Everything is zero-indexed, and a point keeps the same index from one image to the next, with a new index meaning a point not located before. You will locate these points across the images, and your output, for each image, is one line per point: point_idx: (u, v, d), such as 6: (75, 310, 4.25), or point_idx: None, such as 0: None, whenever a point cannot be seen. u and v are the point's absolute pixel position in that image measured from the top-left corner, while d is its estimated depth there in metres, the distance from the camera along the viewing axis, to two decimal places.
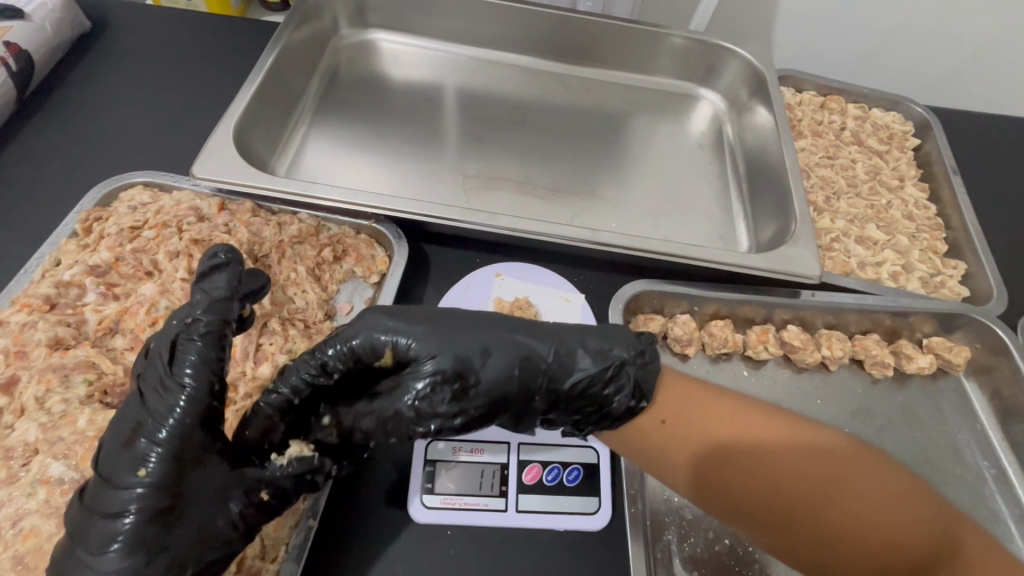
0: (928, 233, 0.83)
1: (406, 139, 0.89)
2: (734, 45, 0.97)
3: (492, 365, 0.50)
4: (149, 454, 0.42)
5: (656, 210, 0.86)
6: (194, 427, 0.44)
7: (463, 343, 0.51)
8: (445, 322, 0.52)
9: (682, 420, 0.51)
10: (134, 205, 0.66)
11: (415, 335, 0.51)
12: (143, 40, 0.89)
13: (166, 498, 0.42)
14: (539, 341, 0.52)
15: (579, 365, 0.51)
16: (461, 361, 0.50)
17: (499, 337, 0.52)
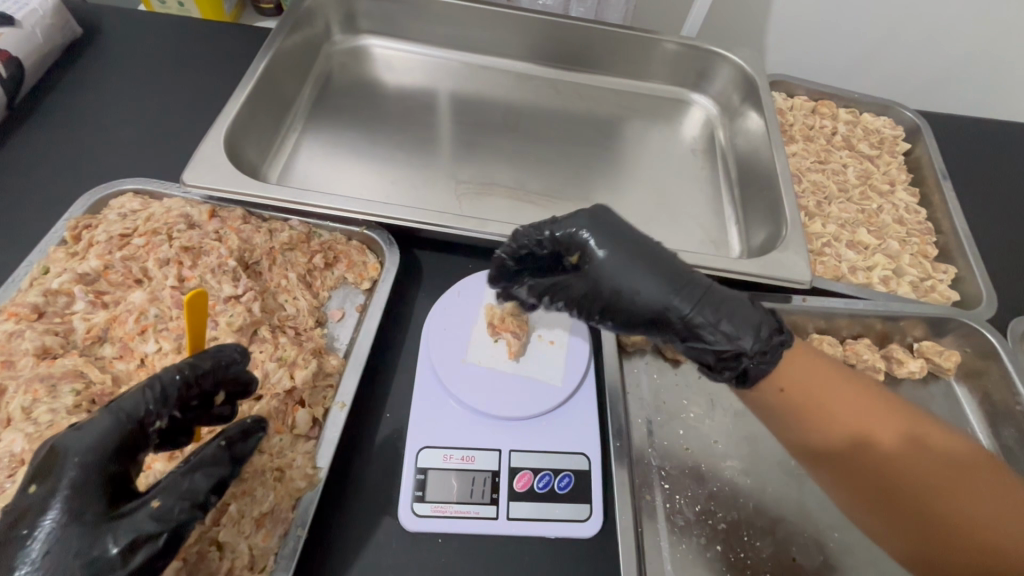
0: (918, 238, 0.83)
1: (400, 145, 0.89)
2: (726, 50, 0.97)
3: (645, 288, 0.52)
4: (60, 465, 0.41)
5: (649, 215, 0.86)
6: (93, 470, 0.41)
7: (624, 263, 0.54)
8: (626, 240, 0.54)
9: (805, 390, 0.50)
10: (124, 213, 0.66)
11: (595, 242, 0.55)
12: (135, 47, 0.89)
13: (58, 534, 0.39)
14: (692, 287, 0.52)
15: (731, 318, 0.50)
16: (622, 276, 0.53)
17: (671, 268, 0.53)
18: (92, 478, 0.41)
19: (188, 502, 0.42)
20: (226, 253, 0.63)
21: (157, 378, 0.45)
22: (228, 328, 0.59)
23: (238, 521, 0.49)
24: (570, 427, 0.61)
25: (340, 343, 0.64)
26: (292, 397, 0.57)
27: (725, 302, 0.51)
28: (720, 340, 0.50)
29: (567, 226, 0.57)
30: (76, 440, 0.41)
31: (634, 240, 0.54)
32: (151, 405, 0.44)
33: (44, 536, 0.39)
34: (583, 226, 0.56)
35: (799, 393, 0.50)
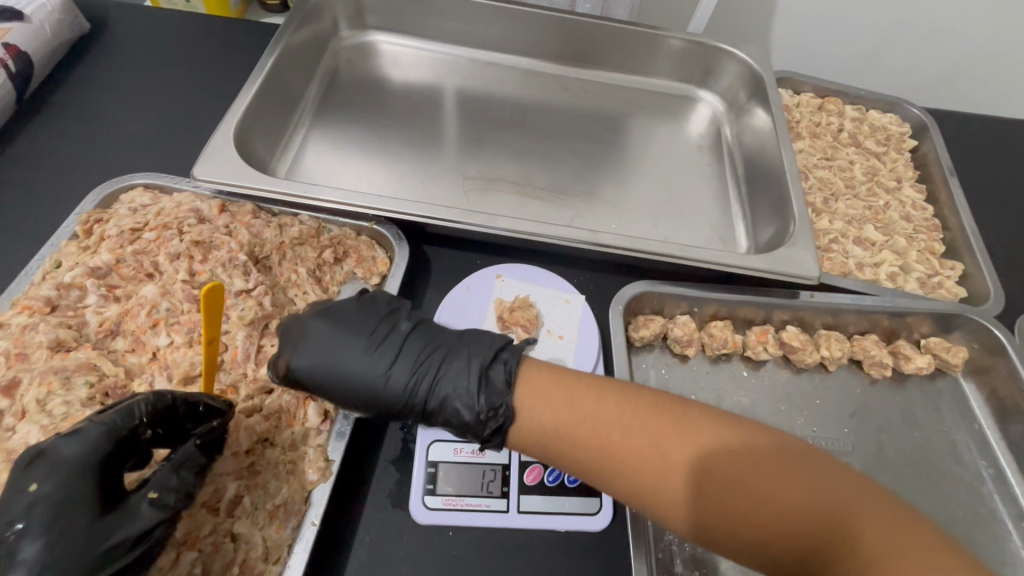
0: (925, 234, 0.83)
1: (406, 140, 0.89)
2: (732, 47, 0.97)
3: (384, 389, 0.52)
4: (53, 465, 0.41)
5: (656, 211, 0.86)
6: (87, 471, 0.42)
7: (362, 365, 0.52)
8: (319, 341, 0.53)
9: (548, 434, 0.46)
10: (134, 207, 0.66)
11: (294, 355, 0.52)
12: (144, 41, 0.89)
13: (55, 525, 0.40)
14: (417, 370, 0.52)
15: (464, 404, 0.50)
16: (349, 388, 0.52)
17: (400, 365, 0.52)
18: (84, 478, 0.41)
19: (182, 494, 0.44)
20: (237, 248, 0.63)
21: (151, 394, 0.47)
22: (239, 321, 0.59)
23: (251, 513, 0.50)
24: None
25: None
26: (303, 391, 0.57)
27: (450, 384, 0.51)
28: (463, 426, 0.50)
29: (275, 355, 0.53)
30: (66, 443, 0.42)
31: (353, 344, 0.53)
32: (142, 416, 0.45)
33: (43, 534, 0.39)
34: (294, 350, 0.52)
35: (539, 428, 0.47)
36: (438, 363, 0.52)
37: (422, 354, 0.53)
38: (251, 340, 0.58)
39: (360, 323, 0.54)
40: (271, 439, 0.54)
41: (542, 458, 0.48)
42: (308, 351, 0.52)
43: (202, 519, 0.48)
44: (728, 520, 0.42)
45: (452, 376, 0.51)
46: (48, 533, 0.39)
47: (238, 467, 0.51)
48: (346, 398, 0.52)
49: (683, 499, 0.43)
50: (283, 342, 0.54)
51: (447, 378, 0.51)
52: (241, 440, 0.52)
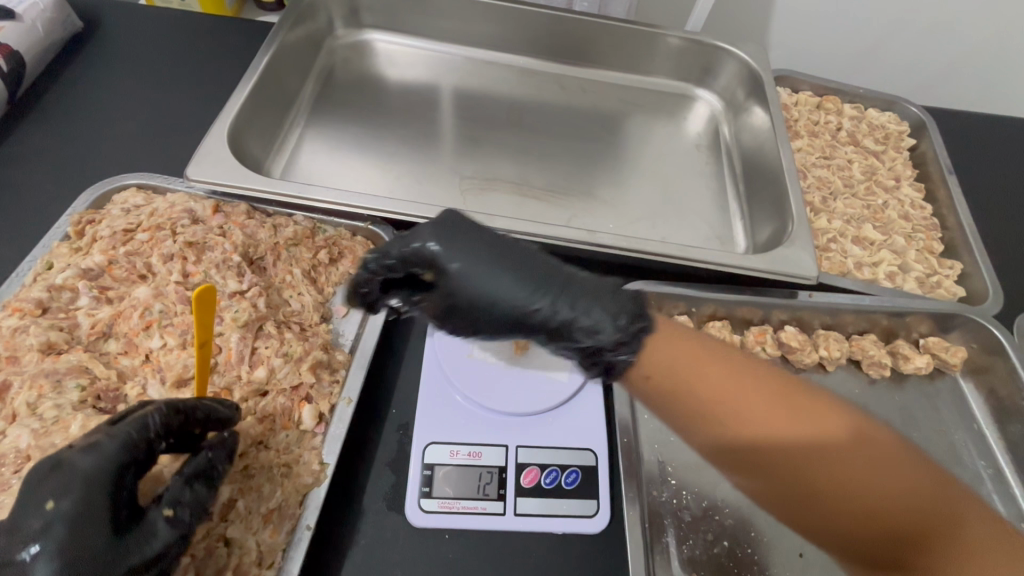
0: (924, 233, 0.83)
1: (403, 140, 0.89)
2: (731, 45, 0.96)
3: (503, 289, 0.55)
4: (69, 480, 0.40)
5: (654, 210, 0.86)
6: (101, 487, 0.41)
7: (498, 265, 0.55)
8: (467, 240, 0.56)
9: (675, 383, 0.49)
10: (127, 208, 0.66)
11: (440, 244, 0.56)
12: (137, 40, 0.88)
13: (69, 543, 0.39)
14: (550, 280, 0.54)
15: (588, 313, 0.52)
16: (469, 278, 0.56)
17: (529, 270, 0.55)
18: (100, 498, 0.41)
19: (197, 509, 0.45)
20: (231, 249, 0.63)
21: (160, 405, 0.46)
22: (233, 323, 0.58)
23: (246, 517, 0.49)
24: (576, 424, 0.61)
25: (345, 339, 0.64)
26: (298, 393, 0.57)
27: (581, 297, 0.53)
28: (579, 335, 0.53)
29: (414, 242, 0.57)
30: (80, 458, 0.41)
31: (489, 247, 0.56)
32: (156, 428, 0.45)
33: (57, 554, 0.38)
34: (432, 238, 0.56)
35: (664, 381, 0.49)
36: (566, 277, 0.54)
37: (554, 270, 0.55)
38: (245, 341, 0.58)
39: (503, 241, 0.57)
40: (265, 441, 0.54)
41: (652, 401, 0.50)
42: (451, 245, 0.56)
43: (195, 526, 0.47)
44: (845, 497, 0.45)
45: (586, 290, 0.53)
46: (63, 553, 0.38)
47: (232, 471, 0.51)
48: (462, 288, 0.56)
49: (813, 473, 0.46)
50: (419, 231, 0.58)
51: (574, 290, 0.53)
52: (236, 443, 0.52)
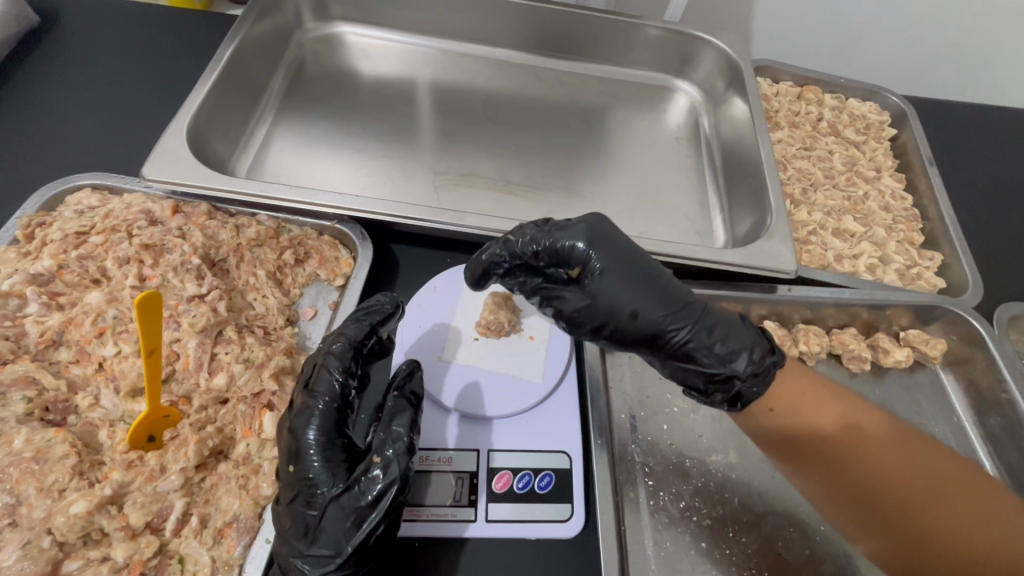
0: (904, 224, 0.82)
1: (375, 135, 0.86)
2: (710, 35, 0.95)
3: (648, 312, 0.52)
4: (287, 456, 0.49)
5: (633, 205, 0.84)
6: (282, 449, 0.49)
7: (632, 282, 0.53)
8: (615, 251, 0.54)
9: (794, 411, 0.51)
10: (81, 210, 0.63)
11: (589, 250, 0.54)
12: (95, 35, 0.85)
13: (291, 484, 0.48)
14: (690, 308, 0.53)
15: (724, 350, 0.51)
16: (638, 309, 0.52)
17: (667, 295, 0.53)
18: (314, 449, 0.48)
19: (335, 405, 0.50)
20: (190, 251, 0.60)
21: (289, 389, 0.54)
22: (191, 328, 0.56)
23: (199, 532, 0.47)
24: (550, 426, 0.60)
25: (312, 342, 0.61)
26: (259, 400, 0.55)
27: (717, 324, 0.52)
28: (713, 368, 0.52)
29: (565, 240, 0.54)
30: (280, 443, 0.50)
31: (633, 264, 0.53)
32: (291, 395, 0.53)
33: (296, 491, 0.47)
34: (583, 238, 0.54)
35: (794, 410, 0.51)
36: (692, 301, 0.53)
37: (693, 301, 0.53)
38: (203, 347, 0.56)
39: (639, 253, 0.55)
40: (225, 451, 0.52)
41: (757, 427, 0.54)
42: (604, 252, 0.53)
43: (147, 542, 0.46)
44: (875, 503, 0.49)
45: (712, 323, 0.52)
46: (305, 491, 0.47)
47: (187, 483, 0.49)
48: (607, 300, 0.53)
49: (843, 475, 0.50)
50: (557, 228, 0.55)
51: (706, 321, 0.52)
52: (191, 455, 0.49)
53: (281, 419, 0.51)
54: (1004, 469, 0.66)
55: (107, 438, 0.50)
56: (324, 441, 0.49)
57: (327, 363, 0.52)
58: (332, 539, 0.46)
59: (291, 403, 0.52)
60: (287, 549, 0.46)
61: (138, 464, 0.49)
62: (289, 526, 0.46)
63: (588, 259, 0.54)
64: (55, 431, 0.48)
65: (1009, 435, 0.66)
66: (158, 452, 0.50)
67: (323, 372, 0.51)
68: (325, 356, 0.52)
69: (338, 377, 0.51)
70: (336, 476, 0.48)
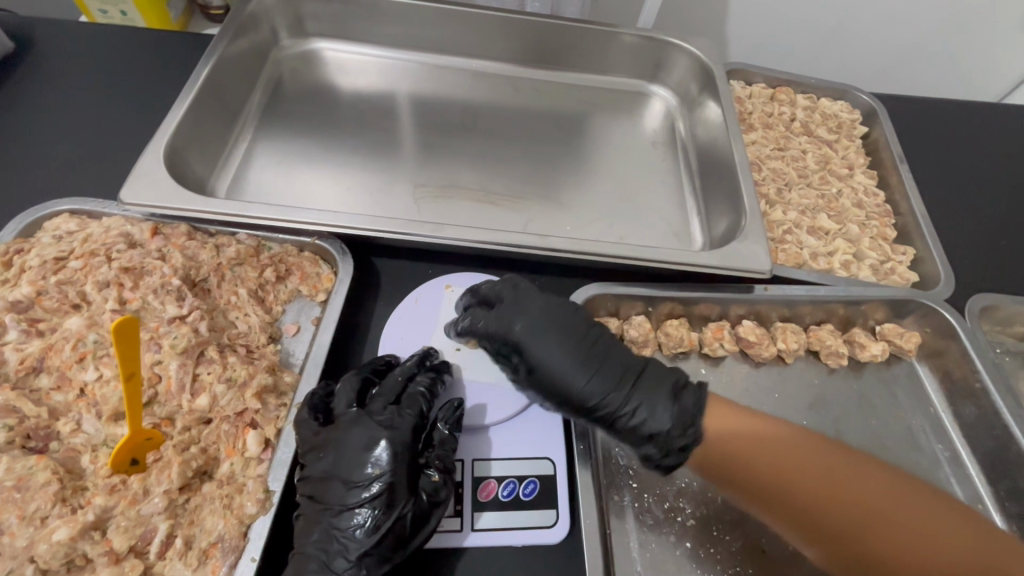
0: (877, 220, 0.84)
1: (354, 149, 0.87)
2: (682, 41, 0.96)
3: (578, 385, 0.56)
4: (368, 465, 0.51)
5: (611, 210, 0.85)
6: (352, 459, 0.51)
7: (563, 358, 0.57)
8: (549, 324, 0.59)
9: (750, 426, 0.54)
10: (59, 235, 0.63)
11: (521, 329, 0.58)
12: (72, 59, 0.85)
13: (365, 490, 0.50)
14: (625, 385, 0.56)
15: (654, 415, 0.54)
16: (574, 383, 0.56)
17: (603, 367, 0.57)
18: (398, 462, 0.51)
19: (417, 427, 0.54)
20: (170, 272, 0.61)
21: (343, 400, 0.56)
22: (172, 350, 0.56)
23: (185, 553, 0.48)
24: (533, 433, 0.61)
25: (296, 358, 0.62)
26: (243, 419, 0.55)
27: (645, 397, 0.55)
28: (645, 440, 0.54)
29: (503, 319, 0.59)
30: (353, 451, 0.51)
31: (568, 340, 0.58)
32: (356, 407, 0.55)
33: (370, 499, 0.49)
34: (517, 319, 0.59)
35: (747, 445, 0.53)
36: (636, 372, 0.57)
37: (629, 372, 0.57)
38: (185, 368, 0.56)
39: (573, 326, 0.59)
40: (209, 471, 0.53)
41: (712, 472, 0.54)
42: (535, 331, 0.58)
43: (131, 565, 0.46)
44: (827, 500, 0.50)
45: (643, 390, 0.56)
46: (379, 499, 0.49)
47: (171, 505, 0.49)
48: (546, 375, 0.57)
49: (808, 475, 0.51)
50: (509, 301, 0.61)
51: (642, 395, 0.55)
52: (175, 477, 0.50)
53: (355, 428, 0.52)
54: (979, 458, 0.68)
55: (90, 462, 0.50)
56: (407, 457, 0.52)
57: (423, 389, 0.57)
58: (395, 542, 0.49)
59: (371, 413, 0.54)
60: (346, 543, 0.48)
61: (121, 488, 0.49)
62: (358, 524, 0.49)
63: (519, 333, 0.58)
64: (36, 458, 0.48)
65: (983, 424, 0.68)
66: (142, 475, 0.50)
67: (417, 395, 0.56)
68: (421, 381, 0.58)
69: (427, 404, 0.56)
70: (408, 489, 0.51)
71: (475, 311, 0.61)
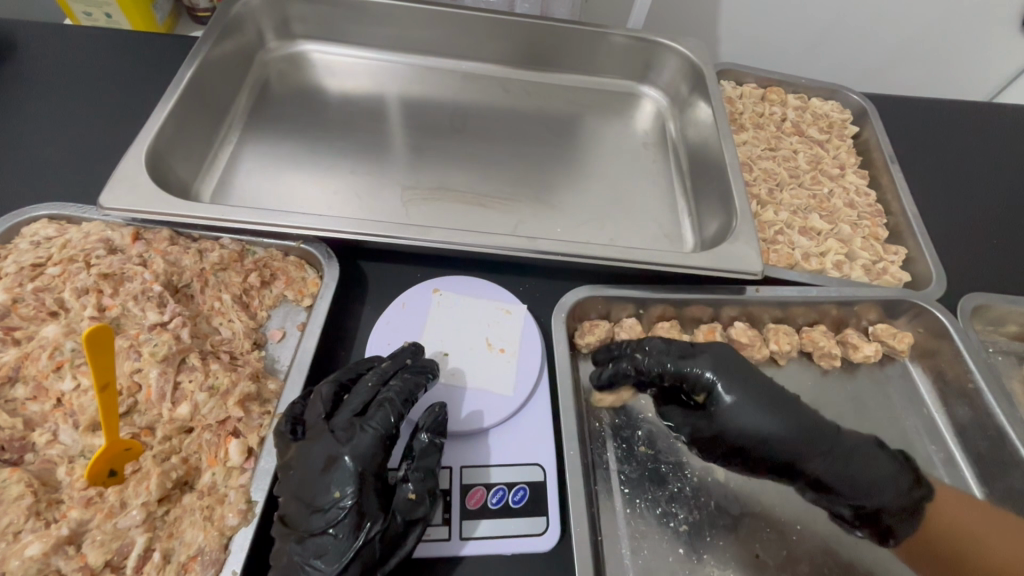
0: (869, 220, 0.84)
1: (342, 152, 0.86)
2: (672, 41, 0.96)
3: (795, 452, 0.58)
4: (330, 486, 0.49)
5: (602, 212, 0.85)
6: (315, 480, 0.49)
7: (784, 432, 0.58)
8: (751, 387, 0.60)
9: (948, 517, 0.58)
10: (37, 241, 0.62)
11: (736, 390, 0.59)
12: (53, 62, 0.84)
13: (329, 513, 0.48)
14: (834, 455, 0.59)
15: (874, 469, 0.59)
16: (794, 450, 0.58)
17: (812, 434, 0.59)
18: (364, 482, 0.49)
19: (385, 442, 0.52)
20: (151, 278, 0.59)
21: (306, 414, 0.54)
22: (152, 358, 0.55)
23: (163, 568, 0.46)
24: (523, 439, 0.60)
25: (280, 365, 0.61)
26: (225, 428, 0.54)
27: (863, 466, 0.59)
28: (865, 495, 0.59)
29: (695, 368, 0.60)
30: (315, 471, 0.49)
31: (770, 401, 0.59)
32: (320, 421, 0.53)
33: (334, 521, 0.48)
34: (710, 368, 0.60)
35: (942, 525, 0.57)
36: (834, 436, 0.60)
37: (821, 430, 0.59)
38: (166, 376, 0.55)
39: (768, 389, 0.60)
40: (190, 482, 0.52)
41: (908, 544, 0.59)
42: (744, 396, 0.59)
43: None
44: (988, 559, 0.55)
45: (853, 444, 0.60)
46: (344, 522, 0.48)
47: (149, 517, 0.48)
48: (757, 433, 0.58)
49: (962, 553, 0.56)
50: (678, 355, 0.61)
51: (843, 448, 0.59)
52: (154, 488, 0.48)
53: (319, 445, 0.50)
54: (973, 459, 0.67)
55: (65, 475, 0.49)
56: (374, 474, 0.50)
57: (388, 400, 0.54)
58: (364, 566, 0.47)
59: (334, 428, 0.52)
60: (312, 570, 0.46)
61: (97, 501, 0.48)
62: (324, 548, 0.47)
63: (720, 388, 0.59)
64: (9, 471, 0.47)
65: (977, 424, 0.67)
66: (119, 487, 0.49)
67: (384, 406, 0.53)
68: (387, 392, 0.55)
69: (396, 414, 0.54)
70: (376, 509, 0.49)
71: (654, 354, 0.61)
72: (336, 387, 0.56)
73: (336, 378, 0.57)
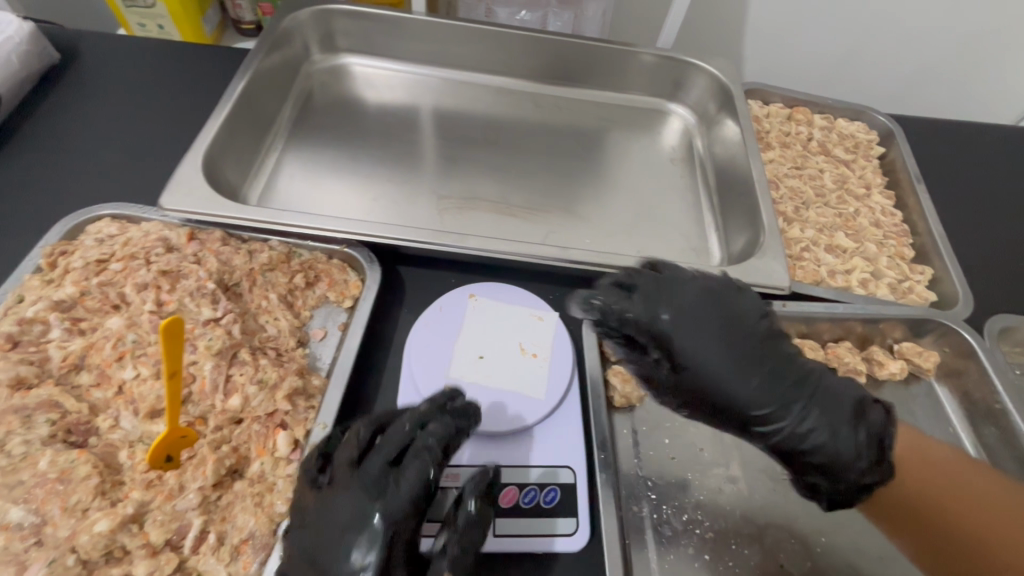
0: (894, 239, 0.85)
1: (380, 160, 0.90)
2: (700, 62, 0.99)
3: (744, 399, 0.54)
4: (359, 544, 0.47)
5: (630, 224, 0.87)
6: (345, 533, 0.47)
7: (737, 384, 0.54)
8: (702, 322, 0.55)
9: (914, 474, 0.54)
10: (101, 238, 0.66)
11: (688, 328, 0.55)
12: (114, 71, 0.89)
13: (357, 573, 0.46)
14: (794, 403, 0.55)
15: (835, 439, 0.54)
16: (740, 397, 0.54)
17: (770, 375, 0.55)
18: (396, 540, 0.48)
19: (420, 497, 0.49)
20: (205, 276, 0.63)
21: (339, 458, 0.52)
22: (207, 351, 0.58)
23: (217, 549, 0.49)
24: (554, 441, 0.62)
25: (322, 363, 0.64)
26: (273, 420, 0.56)
27: (823, 413, 0.55)
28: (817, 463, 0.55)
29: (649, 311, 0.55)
30: (345, 527, 0.47)
31: (732, 341, 0.55)
32: (353, 467, 0.51)
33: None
34: (668, 310, 0.55)
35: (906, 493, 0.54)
36: (794, 380, 0.55)
37: (789, 381, 0.55)
38: (219, 369, 0.58)
39: (739, 324, 0.56)
40: (240, 470, 0.54)
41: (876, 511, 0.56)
42: (692, 333, 0.54)
43: (166, 558, 0.48)
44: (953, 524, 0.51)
45: (819, 408, 0.55)
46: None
47: (205, 502, 0.51)
48: (707, 381, 0.54)
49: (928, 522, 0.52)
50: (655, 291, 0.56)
51: (804, 397, 0.55)
52: (209, 473, 0.51)
53: (351, 498, 0.49)
54: None
55: (127, 458, 0.52)
56: (407, 533, 0.48)
57: (425, 451, 0.51)
58: None
59: (366, 479, 0.50)
60: None
61: (157, 483, 0.51)
62: None
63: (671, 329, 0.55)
64: (78, 452, 0.50)
65: (1003, 444, 0.68)
66: (177, 471, 0.52)
67: (420, 458, 0.51)
68: (423, 440, 0.52)
69: (433, 468, 0.51)
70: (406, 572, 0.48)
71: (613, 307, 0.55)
72: (370, 431, 0.53)
73: (371, 420, 0.54)
